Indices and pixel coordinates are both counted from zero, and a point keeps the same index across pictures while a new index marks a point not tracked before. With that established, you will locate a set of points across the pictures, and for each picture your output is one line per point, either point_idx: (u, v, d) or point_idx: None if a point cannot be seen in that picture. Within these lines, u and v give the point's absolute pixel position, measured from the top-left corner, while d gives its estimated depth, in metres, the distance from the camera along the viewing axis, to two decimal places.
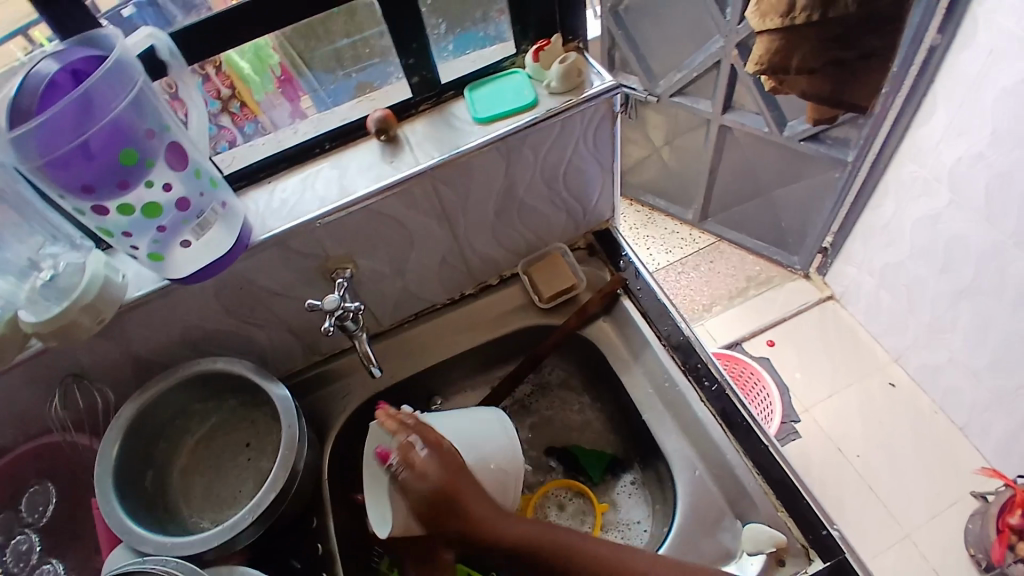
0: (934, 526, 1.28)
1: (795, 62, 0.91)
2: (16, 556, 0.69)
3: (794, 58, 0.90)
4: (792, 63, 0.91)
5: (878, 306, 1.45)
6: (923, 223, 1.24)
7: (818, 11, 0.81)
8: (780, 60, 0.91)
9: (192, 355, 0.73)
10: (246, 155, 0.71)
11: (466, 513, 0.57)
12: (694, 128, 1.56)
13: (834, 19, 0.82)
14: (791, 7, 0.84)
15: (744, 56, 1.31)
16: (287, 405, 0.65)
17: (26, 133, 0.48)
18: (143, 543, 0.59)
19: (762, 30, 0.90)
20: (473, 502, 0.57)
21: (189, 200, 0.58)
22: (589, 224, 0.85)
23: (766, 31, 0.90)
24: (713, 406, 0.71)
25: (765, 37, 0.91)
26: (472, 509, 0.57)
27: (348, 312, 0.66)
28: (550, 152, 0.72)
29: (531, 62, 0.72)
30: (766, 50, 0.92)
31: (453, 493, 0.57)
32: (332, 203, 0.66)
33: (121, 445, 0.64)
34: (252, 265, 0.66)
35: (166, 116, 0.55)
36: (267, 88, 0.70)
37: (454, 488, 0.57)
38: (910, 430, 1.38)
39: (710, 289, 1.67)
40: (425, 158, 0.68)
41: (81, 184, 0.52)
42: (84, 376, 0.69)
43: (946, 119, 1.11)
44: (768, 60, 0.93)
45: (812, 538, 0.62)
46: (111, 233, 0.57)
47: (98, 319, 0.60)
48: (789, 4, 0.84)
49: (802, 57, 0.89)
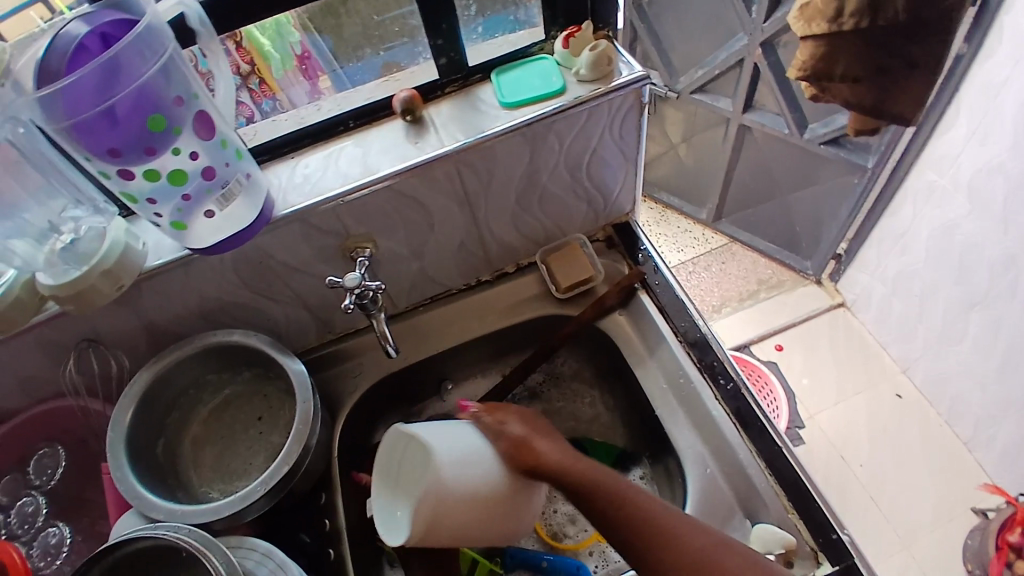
0: (934, 536, 1.28)
1: (839, 71, 0.90)
2: (22, 518, 0.70)
3: (838, 65, 0.89)
4: (836, 71, 0.90)
5: (889, 314, 1.44)
6: (939, 233, 1.23)
7: (868, 18, 0.81)
8: (825, 66, 0.89)
9: (207, 327, 0.72)
10: (269, 130, 0.71)
11: (541, 466, 0.58)
12: (712, 126, 1.55)
13: (882, 27, 0.82)
14: (839, 12, 0.82)
15: (768, 55, 1.29)
16: (301, 381, 0.65)
17: (53, 94, 0.47)
18: (154, 511, 0.59)
19: (806, 36, 0.88)
20: (546, 454, 0.58)
21: (213, 169, 0.58)
22: (609, 216, 0.85)
23: (810, 36, 0.88)
24: (728, 405, 0.70)
25: (808, 43, 0.89)
26: (546, 461, 0.58)
27: (368, 291, 0.66)
28: (575, 142, 0.72)
29: (560, 49, 0.71)
30: (810, 56, 0.90)
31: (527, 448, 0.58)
32: (355, 181, 0.65)
33: (134, 412, 0.64)
34: (272, 240, 0.66)
35: (194, 83, 0.55)
36: (286, 66, 0.70)
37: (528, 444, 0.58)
38: (915, 441, 1.38)
39: (721, 290, 1.66)
40: (450, 141, 0.67)
41: (107, 149, 0.52)
42: (99, 342, 0.68)
43: (967, 128, 1.10)
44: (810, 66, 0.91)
45: (823, 541, 0.62)
46: (135, 199, 0.57)
47: (117, 286, 0.60)
48: (837, 9, 0.82)
49: (846, 66, 0.88)
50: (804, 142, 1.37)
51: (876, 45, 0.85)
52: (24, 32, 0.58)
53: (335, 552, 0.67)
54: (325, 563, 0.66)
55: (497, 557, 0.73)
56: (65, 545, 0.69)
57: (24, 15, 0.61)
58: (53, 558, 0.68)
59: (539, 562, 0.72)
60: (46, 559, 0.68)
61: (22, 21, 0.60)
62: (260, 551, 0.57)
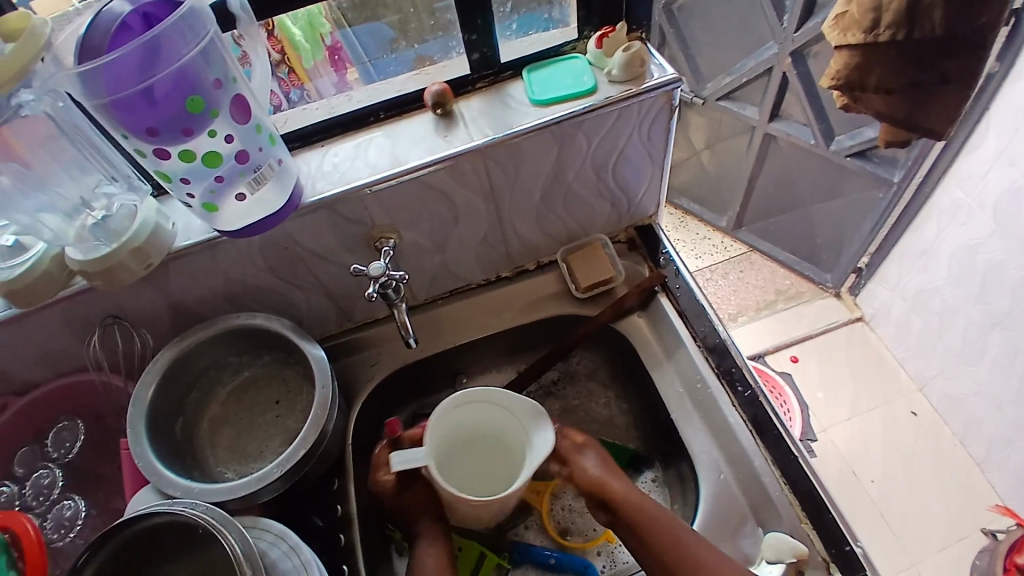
0: (944, 557, 1.26)
1: (874, 79, 0.89)
2: (37, 490, 0.70)
3: (872, 74, 0.89)
4: (869, 81, 0.90)
5: (908, 331, 1.42)
6: (962, 251, 1.21)
7: (904, 30, 0.81)
8: (858, 75, 0.89)
9: (231, 309, 0.73)
10: (300, 117, 0.72)
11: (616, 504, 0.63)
12: (737, 134, 1.54)
13: (917, 40, 0.82)
14: (875, 24, 0.83)
15: (798, 64, 1.28)
16: (321, 367, 0.66)
17: (96, 70, 0.48)
18: (171, 488, 0.60)
19: (841, 47, 0.89)
20: (620, 493, 0.63)
21: (247, 153, 0.58)
22: (632, 218, 0.85)
23: (845, 47, 0.89)
24: (745, 412, 0.70)
25: (843, 53, 0.90)
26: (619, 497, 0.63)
27: (391, 281, 0.66)
28: (603, 142, 0.72)
29: (593, 48, 0.71)
30: (844, 65, 0.90)
31: (603, 485, 0.64)
32: (384, 172, 0.66)
33: (156, 389, 0.65)
34: (300, 226, 0.66)
35: (232, 67, 0.56)
36: (317, 56, 0.73)
37: (603, 483, 0.64)
38: (929, 462, 1.35)
39: (738, 299, 1.65)
40: (479, 135, 0.68)
41: (145, 127, 0.52)
42: (123, 318, 0.69)
43: (996, 147, 1.08)
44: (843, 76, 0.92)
45: (835, 553, 0.62)
46: (169, 179, 0.58)
47: (145, 264, 0.61)
48: (874, 20, 0.83)
49: (879, 76, 0.88)
50: (830, 153, 1.35)
51: (910, 57, 0.84)
52: (52, 14, 0.59)
53: (345, 538, 0.67)
54: (336, 548, 0.67)
55: (504, 552, 0.74)
56: (79, 519, 0.69)
57: None
58: (67, 530, 0.68)
59: (546, 559, 0.72)
60: (60, 531, 0.68)
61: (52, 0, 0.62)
62: (274, 532, 0.58)
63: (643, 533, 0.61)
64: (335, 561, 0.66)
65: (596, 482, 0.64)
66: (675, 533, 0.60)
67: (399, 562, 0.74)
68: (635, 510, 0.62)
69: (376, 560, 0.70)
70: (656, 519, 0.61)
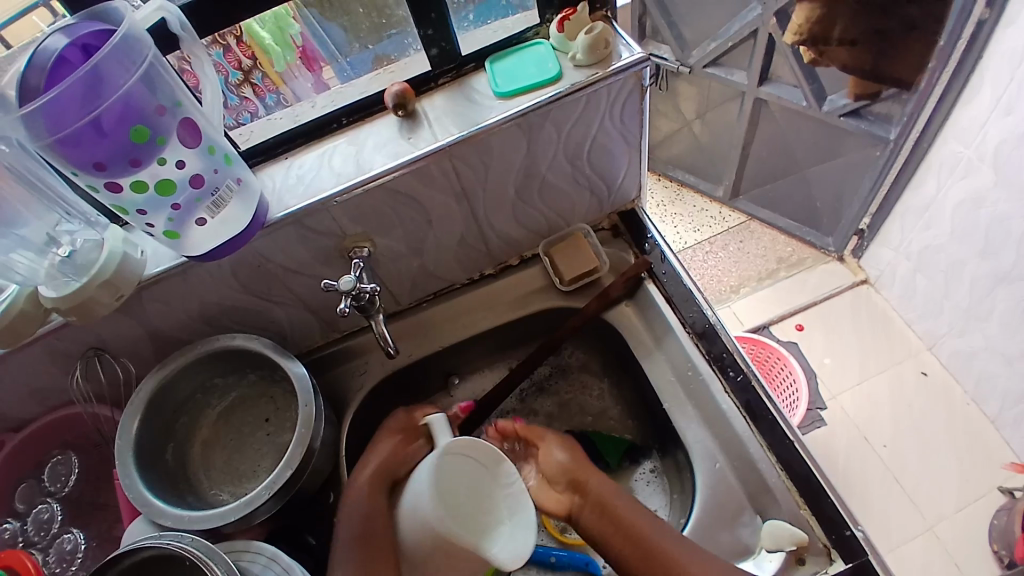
0: (958, 518, 1.25)
1: None
2: (39, 526, 0.71)
3: (836, 28, 1.11)
4: (833, 34, 1.12)
5: (914, 291, 1.39)
6: (964, 206, 1.18)
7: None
8: None
9: (212, 331, 0.73)
10: (265, 129, 0.70)
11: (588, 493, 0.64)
12: (727, 100, 1.49)
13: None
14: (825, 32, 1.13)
15: (783, 24, 1.23)
16: (303, 384, 0.66)
17: (34, 110, 0.47)
18: (162, 517, 0.60)
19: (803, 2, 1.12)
20: (592, 482, 0.65)
21: (202, 177, 0.57)
22: (614, 204, 0.82)
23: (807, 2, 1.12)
24: (738, 398, 0.69)
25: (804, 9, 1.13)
26: (591, 485, 0.65)
27: (364, 293, 0.65)
28: (574, 129, 0.69)
29: (555, 33, 0.68)
30: (806, 22, 1.13)
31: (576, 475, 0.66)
32: (349, 181, 0.64)
33: (140, 420, 0.65)
34: (269, 243, 0.65)
35: (177, 91, 0.54)
36: (288, 59, 0.68)
37: (577, 472, 0.66)
38: (939, 423, 1.33)
39: (739, 270, 1.62)
40: (443, 135, 0.66)
41: (92, 162, 0.51)
42: (105, 350, 0.69)
43: (993, 97, 1.04)
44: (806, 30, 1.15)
45: (835, 538, 0.61)
46: (126, 211, 0.56)
47: (117, 295, 0.60)
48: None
49: (844, 27, 1.09)
50: (822, 114, 1.31)
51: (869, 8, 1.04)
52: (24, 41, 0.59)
53: None
54: None
55: None
56: (79, 552, 0.70)
57: (28, 19, 0.62)
58: (68, 564, 0.69)
59: (547, 558, 0.72)
60: (62, 566, 0.69)
61: (26, 26, 0.62)
62: (266, 555, 0.58)
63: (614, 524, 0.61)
64: None
65: (572, 473, 0.66)
66: (645, 518, 0.61)
67: None
68: (607, 497, 0.63)
69: None
70: (622, 509, 0.62)
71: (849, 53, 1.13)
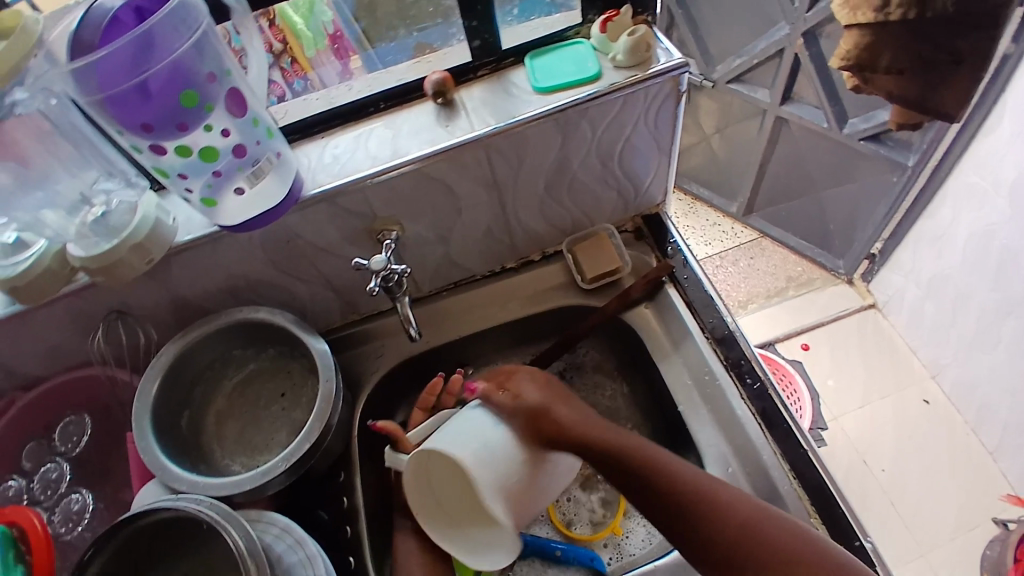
0: (953, 545, 1.25)
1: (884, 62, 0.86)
2: (46, 484, 0.71)
3: (883, 57, 0.85)
4: (880, 63, 0.86)
5: (922, 318, 1.40)
6: (977, 237, 1.19)
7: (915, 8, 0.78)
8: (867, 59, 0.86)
9: (235, 303, 0.73)
10: (300, 109, 0.70)
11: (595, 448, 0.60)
12: (748, 118, 1.50)
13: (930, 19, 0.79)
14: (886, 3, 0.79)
15: (811, 45, 1.25)
16: (325, 361, 0.66)
17: (88, 66, 0.47)
18: (177, 482, 0.60)
19: (852, 24, 0.85)
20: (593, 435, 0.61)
21: (245, 147, 0.58)
22: (639, 207, 0.83)
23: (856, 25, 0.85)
24: (754, 405, 0.69)
25: (854, 32, 0.86)
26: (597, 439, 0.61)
27: (393, 274, 0.66)
28: (608, 130, 0.70)
29: (597, 33, 0.69)
30: (854, 44, 0.87)
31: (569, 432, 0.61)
32: (385, 163, 0.65)
33: (160, 384, 0.65)
34: (301, 219, 0.65)
35: (227, 60, 0.54)
36: (318, 45, 0.72)
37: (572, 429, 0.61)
38: (940, 453, 1.34)
39: (748, 286, 1.62)
40: (480, 125, 0.66)
41: (140, 124, 0.51)
42: (128, 313, 0.70)
43: (1012, 130, 1.05)
44: (855, 55, 0.88)
45: (844, 548, 0.61)
46: (166, 174, 0.57)
47: (146, 260, 0.61)
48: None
49: (892, 57, 0.84)
50: (843, 137, 1.32)
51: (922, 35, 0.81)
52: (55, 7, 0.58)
53: (352, 530, 0.68)
54: (342, 540, 0.67)
55: None
56: (87, 512, 0.70)
57: None
58: (75, 524, 0.69)
59: (553, 551, 0.72)
60: (68, 525, 0.69)
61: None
62: (279, 527, 0.58)
63: (632, 463, 0.59)
64: (342, 553, 0.67)
65: (541, 417, 0.61)
66: (665, 464, 0.58)
67: None
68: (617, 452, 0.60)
69: (385, 555, 0.71)
70: (644, 461, 0.59)
71: (895, 80, 0.89)
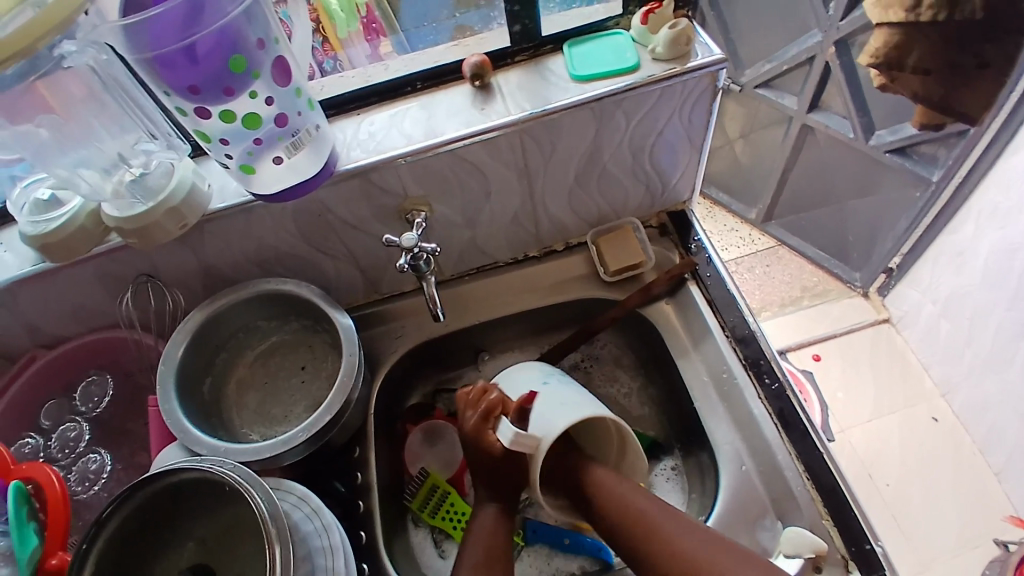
0: (954, 563, 1.24)
1: (910, 58, 1.02)
2: (63, 443, 0.72)
3: (910, 56, 1.02)
4: (908, 61, 1.03)
5: (937, 335, 1.39)
6: (998, 253, 1.17)
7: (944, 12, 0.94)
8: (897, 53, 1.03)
9: (261, 275, 0.74)
10: (336, 85, 0.71)
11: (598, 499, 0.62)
12: (774, 124, 1.50)
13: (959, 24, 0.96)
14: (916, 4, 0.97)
15: (842, 54, 1.25)
16: (349, 335, 0.66)
17: (140, 25, 0.48)
18: (198, 445, 0.61)
19: (883, 24, 1.03)
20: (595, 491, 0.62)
21: (286, 117, 0.58)
22: (664, 203, 0.83)
23: (886, 25, 1.04)
24: (771, 404, 0.70)
25: (884, 31, 1.04)
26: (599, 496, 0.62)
27: (423, 253, 0.66)
28: (641, 123, 0.70)
29: (637, 24, 0.69)
30: (884, 43, 1.04)
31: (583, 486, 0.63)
32: (419, 143, 0.65)
33: (186, 347, 0.66)
34: (332, 194, 0.66)
35: (273, 28, 0.55)
36: (351, 27, 0.72)
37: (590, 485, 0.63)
38: (946, 471, 1.33)
39: (763, 293, 1.63)
40: (516, 110, 0.66)
41: (187, 86, 0.52)
42: (156, 277, 0.70)
43: None
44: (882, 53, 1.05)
45: (854, 551, 0.62)
46: (208, 138, 0.58)
47: (180, 224, 0.61)
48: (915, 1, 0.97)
49: (918, 55, 1.01)
50: (868, 148, 1.32)
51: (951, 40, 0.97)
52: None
53: (364, 505, 0.68)
54: (355, 514, 0.68)
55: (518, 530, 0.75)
56: (104, 473, 0.71)
57: None
58: (91, 483, 0.70)
59: (561, 539, 0.73)
60: (84, 484, 0.70)
61: None
62: (297, 495, 0.59)
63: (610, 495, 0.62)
64: (354, 527, 0.67)
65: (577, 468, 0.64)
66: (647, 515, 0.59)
67: (413, 531, 0.76)
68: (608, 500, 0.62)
69: (395, 533, 0.72)
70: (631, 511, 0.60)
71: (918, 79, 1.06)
